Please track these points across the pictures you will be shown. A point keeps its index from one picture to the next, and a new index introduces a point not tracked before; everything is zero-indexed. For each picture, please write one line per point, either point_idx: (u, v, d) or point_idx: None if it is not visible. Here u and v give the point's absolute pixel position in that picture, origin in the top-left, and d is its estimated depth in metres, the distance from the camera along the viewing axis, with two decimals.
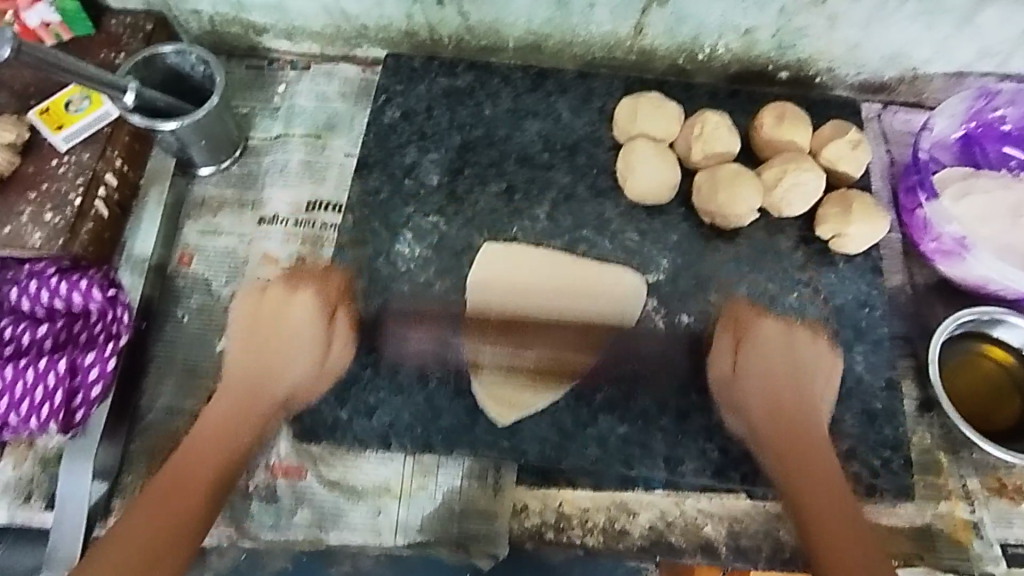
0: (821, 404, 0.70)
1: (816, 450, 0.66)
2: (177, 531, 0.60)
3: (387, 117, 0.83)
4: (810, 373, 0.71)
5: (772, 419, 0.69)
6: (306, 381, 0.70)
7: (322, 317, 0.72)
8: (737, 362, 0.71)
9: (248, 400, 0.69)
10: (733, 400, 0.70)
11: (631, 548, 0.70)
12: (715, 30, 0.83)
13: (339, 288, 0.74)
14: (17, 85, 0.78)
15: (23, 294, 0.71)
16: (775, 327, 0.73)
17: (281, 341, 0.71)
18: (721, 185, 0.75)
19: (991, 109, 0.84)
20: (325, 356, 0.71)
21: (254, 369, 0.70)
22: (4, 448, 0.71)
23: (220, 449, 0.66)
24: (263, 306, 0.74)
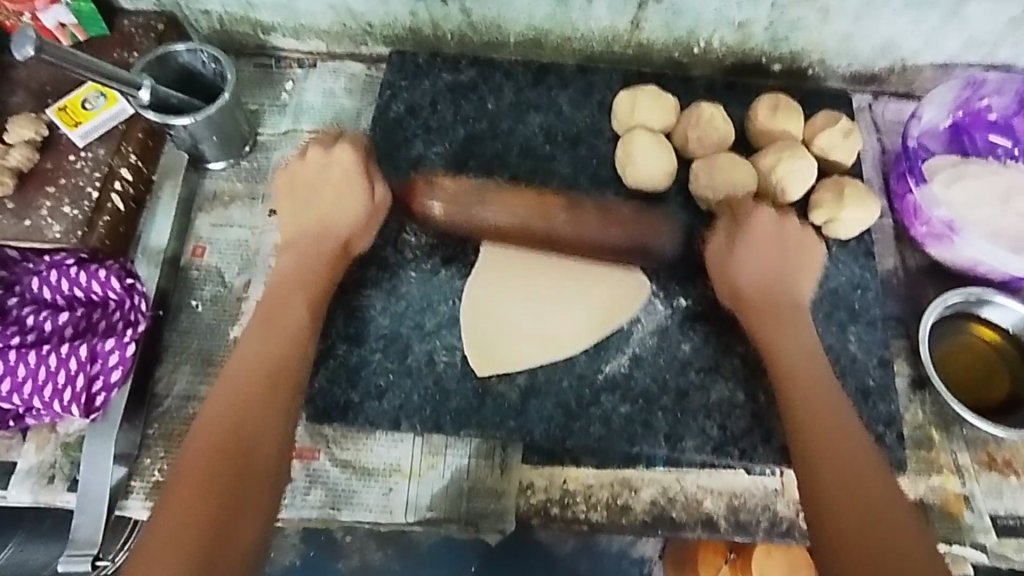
0: (802, 282, 0.74)
1: (807, 361, 0.69)
2: (251, 431, 0.64)
3: (393, 112, 0.86)
4: (794, 253, 0.74)
5: (756, 313, 0.72)
6: (356, 231, 0.74)
7: (362, 173, 0.75)
8: (726, 261, 0.73)
9: (305, 264, 0.73)
10: (724, 275, 0.73)
11: (635, 523, 0.73)
12: (711, 23, 0.86)
13: (370, 149, 0.77)
14: (34, 84, 0.81)
15: (43, 283, 0.73)
16: (769, 217, 0.74)
17: (324, 201, 0.74)
18: (718, 173, 0.78)
19: (978, 98, 0.87)
20: (371, 203, 0.75)
21: (319, 229, 0.74)
22: (27, 434, 0.73)
23: (274, 355, 0.68)
24: (302, 169, 0.75)
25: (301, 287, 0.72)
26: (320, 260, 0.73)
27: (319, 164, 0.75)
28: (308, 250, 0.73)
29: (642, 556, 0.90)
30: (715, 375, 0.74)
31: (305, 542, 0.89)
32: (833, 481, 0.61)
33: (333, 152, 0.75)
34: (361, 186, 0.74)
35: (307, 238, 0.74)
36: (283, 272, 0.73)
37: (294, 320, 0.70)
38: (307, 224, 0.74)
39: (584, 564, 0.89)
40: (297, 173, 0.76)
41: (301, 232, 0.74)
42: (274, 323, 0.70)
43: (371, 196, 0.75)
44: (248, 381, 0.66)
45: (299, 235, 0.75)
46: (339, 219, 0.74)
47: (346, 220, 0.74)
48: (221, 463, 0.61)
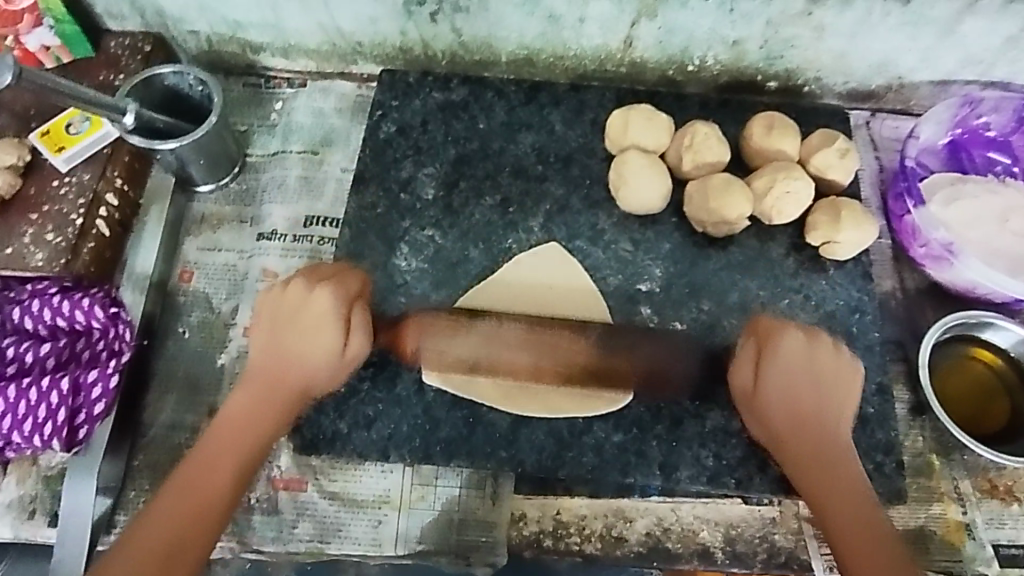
0: (838, 408, 0.64)
1: (826, 433, 0.63)
2: (218, 487, 0.60)
3: (383, 132, 0.85)
4: (828, 382, 0.65)
5: (791, 461, 0.63)
6: (319, 377, 0.65)
7: (341, 320, 0.65)
8: (756, 388, 0.65)
9: (257, 402, 0.64)
10: (749, 403, 0.65)
11: (628, 555, 0.71)
12: (705, 41, 0.84)
13: (359, 292, 0.68)
14: (17, 107, 0.80)
15: (25, 314, 0.71)
16: (797, 326, 0.69)
17: (297, 333, 0.64)
18: (711, 195, 0.77)
19: (975, 116, 0.85)
20: (347, 315, 0.66)
21: (269, 370, 0.65)
22: (7, 466, 0.71)
23: (262, 419, 0.63)
24: (278, 300, 0.66)
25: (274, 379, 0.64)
26: (273, 412, 0.64)
27: (301, 297, 0.65)
28: (279, 327, 0.65)
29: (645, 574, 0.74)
30: (710, 403, 0.73)
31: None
32: (840, 516, 0.60)
33: (312, 293, 0.65)
34: (336, 330, 0.65)
35: (267, 377, 0.64)
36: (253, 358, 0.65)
37: (278, 398, 0.64)
38: (273, 353, 0.65)
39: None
40: (277, 305, 0.66)
41: (260, 369, 0.64)
42: (239, 422, 0.63)
43: (342, 339, 0.65)
44: (240, 446, 0.62)
45: (261, 362, 0.65)
46: (309, 369, 0.64)
47: (317, 374, 0.65)
48: (185, 530, 0.57)
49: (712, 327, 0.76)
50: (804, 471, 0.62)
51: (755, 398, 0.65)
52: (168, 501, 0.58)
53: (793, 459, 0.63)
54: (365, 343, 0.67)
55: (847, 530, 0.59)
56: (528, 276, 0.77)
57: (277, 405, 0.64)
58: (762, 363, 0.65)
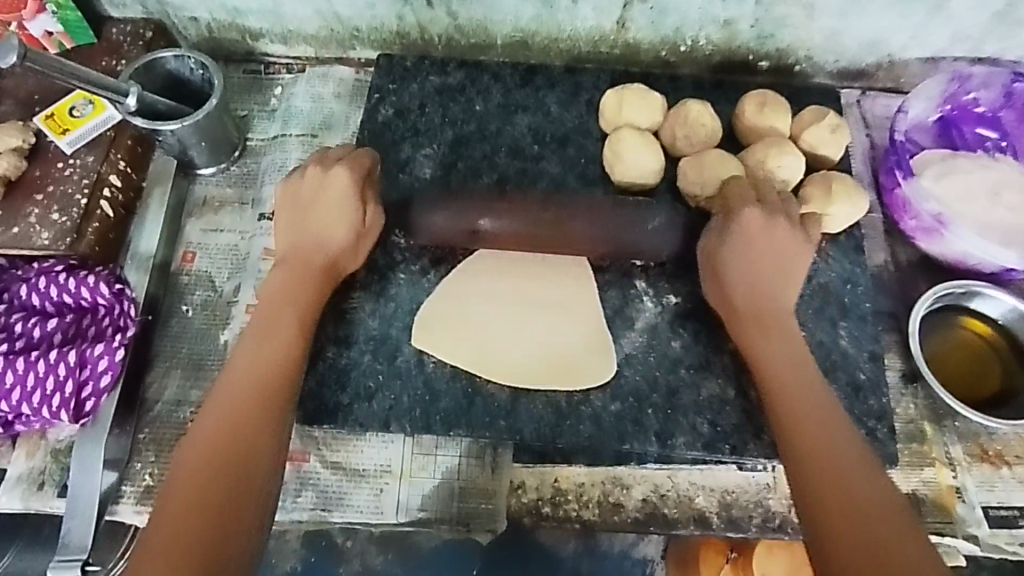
0: (790, 286, 0.72)
1: (775, 315, 0.70)
2: (251, 426, 0.62)
3: (381, 115, 0.86)
4: (788, 260, 0.72)
5: (741, 324, 0.71)
6: (345, 254, 0.72)
7: (357, 195, 0.72)
8: (718, 252, 0.72)
9: (297, 286, 0.70)
10: (714, 277, 0.73)
11: (626, 521, 0.73)
12: (696, 21, 0.86)
13: (370, 170, 0.74)
14: (22, 93, 0.81)
15: (32, 291, 0.73)
16: (758, 214, 0.72)
17: (320, 218, 0.72)
18: (706, 170, 0.78)
19: (965, 91, 0.87)
20: (361, 222, 0.73)
21: (297, 254, 0.72)
22: (17, 441, 0.73)
23: (303, 290, 0.70)
24: (296, 188, 0.73)
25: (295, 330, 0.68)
26: (299, 305, 0.69)
27: (318, 181, 0.72)
28: (301, 268, 0.71)
29: (644, 557, 0.87)
30: (705, 372, 0.74)
31: (308, 548, 0.86)
32: (831, 499, 0.58)
33: (330, 171, 0.72)
34: (355, 210, 0.72)
35: (295, 274, 0.71)
36: (273, 289, 0.71)
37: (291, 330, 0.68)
38: (301, 241, 0.72)
39: (586, 567, 0.86)
40: (298, 193, 0.73)
41: (293, 250, 0.72)
42: (261, 365, 0.66)
43: (360, 218, 0.72)
44: (267, 381, 0.65)
45: (290, 251, 0.72)
46: (334, 246, 0.72)
47: (344, 249, 0.72)
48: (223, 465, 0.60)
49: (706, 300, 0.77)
50: (802, 465, 0.61)
51: (719, 273, 0.72)
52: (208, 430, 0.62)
53: (789, 440, 0.63)
54: (377, 220, 0.74)
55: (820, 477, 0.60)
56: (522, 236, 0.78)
57: (292, 352, 0.67)
58: (715, 264, 0.72)
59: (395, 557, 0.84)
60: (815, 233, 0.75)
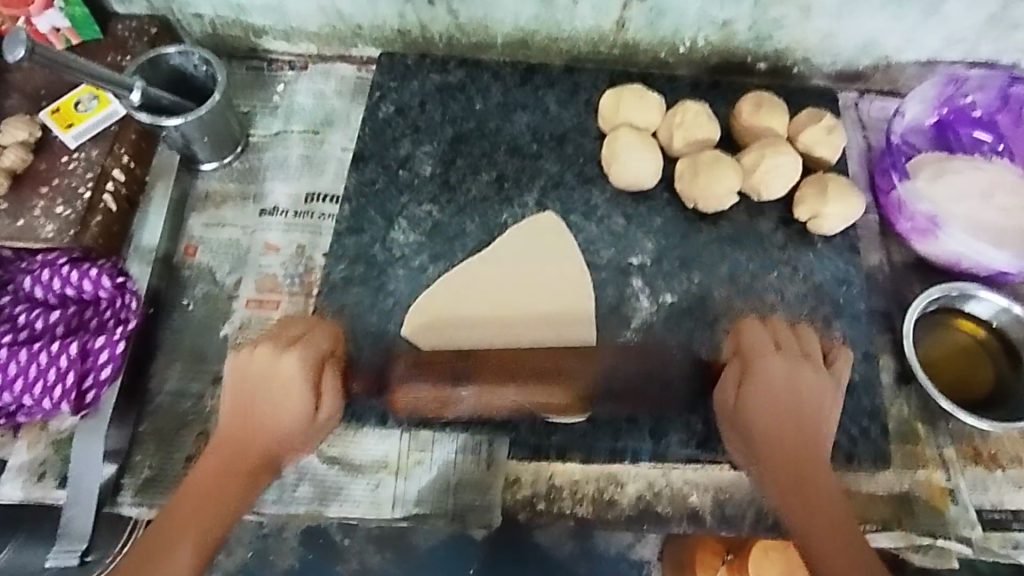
0: (823, 427, 0.68)
1: (814, 468, 0.65)
2: (218, 510, 0.63)
3: (382, 113, 0.87)
4: (811, 418, 0.68)
5: (773, 467, 0.66)
6: (291, 443, 0.66)
7: (313, 370, 0.67)
8: (742, 413, 0.67)
9: (223, 477, 0.64)
10: (738, 434, 0.68)
11: (620, 518, 0.74)
12: (695, 22, 0.86)
13: (331, 351, 0.70)
14: (29, 87, 0.82)
15: (36, 283, 0.74)
16: (781, 364, 0.68)
17: (269, 405, 0.66)
18: (702, 171, 0.79)
19: (961, 95, 0.88)
20: (313, 416, 0.67)
21: (230, 445, 0.66)
22: (19, 431, 0.74)
23: (236, 488, 0.64)
24: (245, 371, 0.67)
25: (259, 448, 0.66)
26: (269, 431, 0.66)
27: (268, 361, 0.67)
28: (233, 469, 0.65)
29: (640, 559, 0.96)
30: (700, 370, 0.75)
31: (305, 545, 0.96)
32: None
33: (280, 358, 0.67)
34: (307, 402, 0.66)
35: (232, 447, 0.65)
36: (239, 407, 0.67)
37: (261, 449, 0.66)
38: (237, 439, 0.66)
39: (581, 568, 0.95)
40: (246, 375, 0.67)
41: (229, 437, 0.66)
42: (230, 458, 0.65)
43: (311, 410, 0.67)
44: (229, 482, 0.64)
45: (225, 442, 0.66)
46: (280, 433, 0.66)
47: (292, 435, 0.66)
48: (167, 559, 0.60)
49: (701, 300, 0.78)
50: (793, 499, 0.64)
51: (744, 428, 0.67)
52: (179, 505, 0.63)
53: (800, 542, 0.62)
54: (336, 409, 0.68)
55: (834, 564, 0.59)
56: (519, 247, 0.79)
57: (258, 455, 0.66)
58: (734, 421, 0.68)
59: (393, 555, 0.94)
60: (840, 369, 0.72)
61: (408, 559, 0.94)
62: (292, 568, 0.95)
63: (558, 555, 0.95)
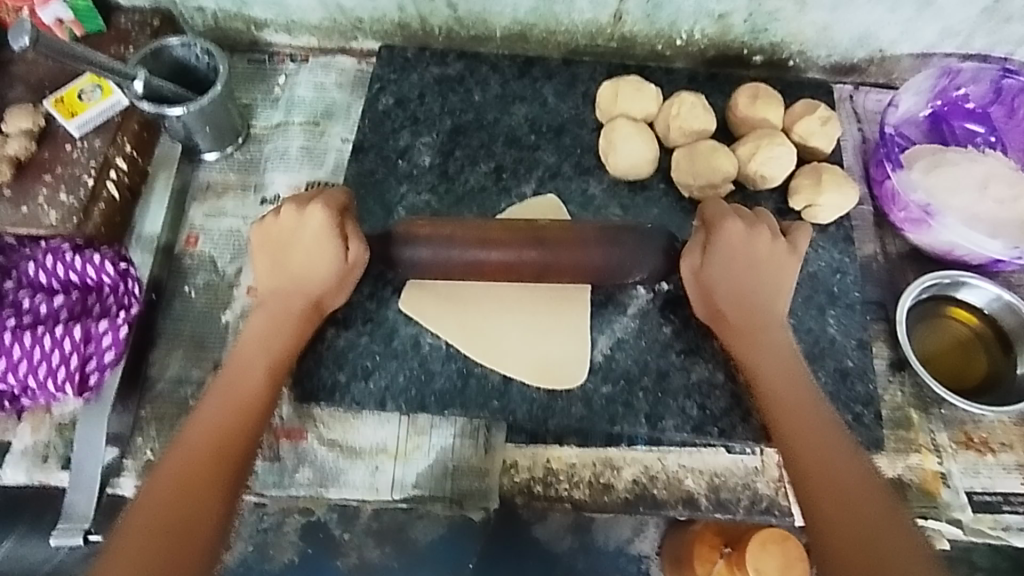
0: (778, 292, 0.72)
1: (768, 332, 0.71)
2: (240, 427, 0.66)
3: (381, 104, 0.88)
4: (767, 271, 0.71)
5: (734, 332, 0.71)
6: (329, 291, 0.71)
7: (336, 233, 0.69)
8: (701, 272, 0.70)
9: (279, 323, 0.71)
10: (702, 290, 0.71)
11: (616, 502, 0.75)
12: (691, 15, 0.87)
13: (346, 206, 0.72)
14: (33, 78, 0.83)
15: (40, 269, 0.76)
16: (738, 225, 0.71)
17: (300, 263, 0.70)
18: (699, 160, 0.80)
19: (954, 87, 0.88)
20: (344, 264, 0.70)
21: (280, 292, 0.71)
22: (22, 415, 0.75)
23: (269, 369, 0.69)
24: (275, 226, 0.71)
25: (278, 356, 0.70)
26: (289, 333, 0.70)
27: (295, 221, 0.70)
28: (279, 320, 0.70)
29: (639, 554, 0.88)
30: (695, 356, 0.76)
31: (304, 539, 0.88)
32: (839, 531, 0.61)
33: (303, 214, 0.70)
34: (333, 242, 0.69)
35: (276, 309, 0.71)
36: (256, 329, 0.71)
37: (280, 357, 0.70)
38: (283, 291, 0.71)
39: (580, 564, 0.88)
40: (275, 231, 0.71)
41: (273, 297, 0.71)
42: (248, 370, 0.69)
43: (343, 255, 0.70)
44: (252, 393, 0.68)
45: (272, 294, 0.71)
46: (311, 289, 0.71)
47: (325, 292, 0.71)
48: (202, 473, 0.63)
49: None
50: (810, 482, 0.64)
51: (709, 290, 0.71)
52: (204, 423, 0.66)
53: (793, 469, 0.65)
54: (363, 253, 0.70)
55: (828, 499, 0.63)
56: (517, 228, 0.81)
57: (277, 363, 0.69)
58: (703, 285, 0.71)
59: (393, 550, 0.87)
60: (799, 241, 0.73)
61: (406, 552, 0.87)
62: (291, 564, 0.87)
63: (557, 550, 0.87)
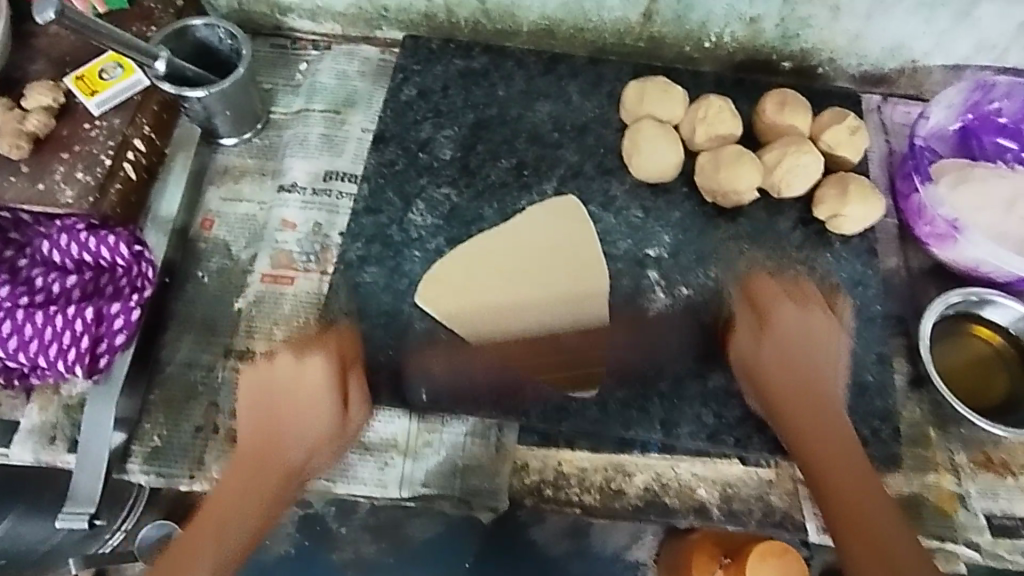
0: (830, 370, 0.73)
1: (824, 408, 0.70)
2: None
3: (404, 95, 0.87)
4: (819, 354, 0.73)
5: (790, 412, 0.70)
6: (316, 450, 0.70)
7: (336, 388, 0.70)
8: (756, 355, 0.73)
9: (252, 484, 0.67)
10: (752, 370, 0.72)
11: (627, 508, 0.74)
12: (722, 17, 0.86)
13: (351, 359, 0.72)
14: (55, 53, 0.82)
15: (54, 247, 0.74)
16: (791, 309, 0.74)
17: (297, 414, 0.69)
18: (723, 165, 0.78)
19: (988, 101, 0.87)
20: (338, 429, 0.70)
21: (261, 449, 0.69)
22: (31, 394, 0.74)
23: (240, 519, 0.66)
24: (269, 371, 0.71)
25: (244, 516, 0.66)
26: (262, 490, 0.67)
27: (293, 364, 0.70)
28: (254, 479, 0.68)
29: (635, 561, 0.87)
30: (712, 364, 0.75)
31: (302, 531, 0.87)
32: None
33: (307, 360, 0.70)
34: (332, 406, 0.69)
35: (257, 458, 0.68)
36: (227, 485, 0.68)
37: (246, 522, 0.66)
38: (269, 438, 0.69)
39: (575, 567, 0.87)
40: (268, 382, 0.70)
41: (253, 448, 0.69)
42: (206, 531, 0.65)
43: (338, 421, 0.70)
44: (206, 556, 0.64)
45: (253, 446, 0.69)
46: (306, 440, 0.69)
47: (315, 446, 0.69)
48: None
49: (718, 294, 0.77)
50: (845, 533, 0.64)
51: (762, 374, 0.72)
52: None
53: (842, 532, 0.64)
54: (361, 416, 0.71)
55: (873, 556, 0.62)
56: (538, 227, 0.79)
57: (241, 528, 0.66)
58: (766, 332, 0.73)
59: (389, 546, 0.87)
60: (845, 318, 0.76)
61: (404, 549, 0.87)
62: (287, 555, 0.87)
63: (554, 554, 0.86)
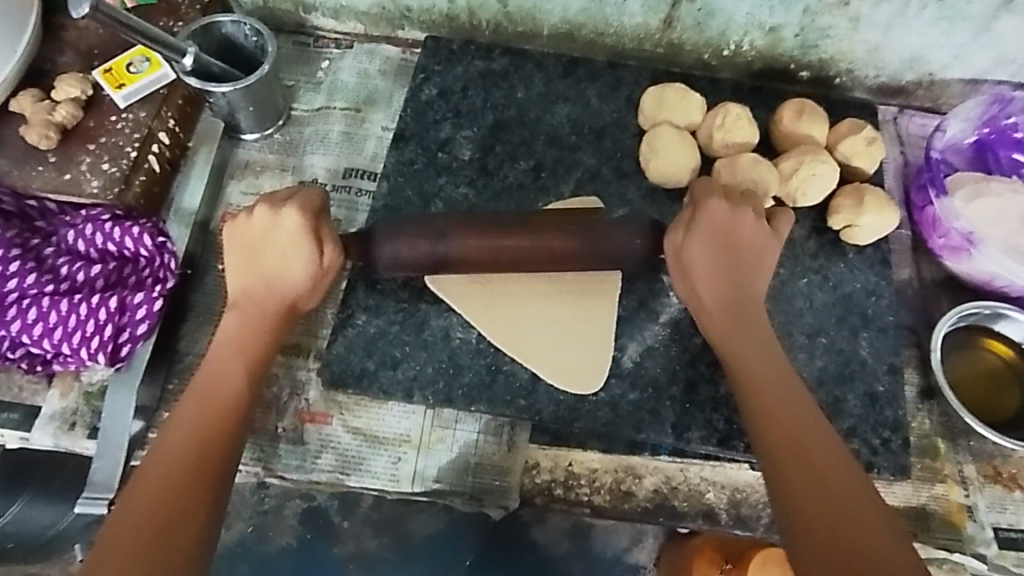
0: (760, 279, 0.70)
1: (762, 347, 0.67)
2: (195, 457, 0.60)
3: (425, 94, 0.88)
4: (756, 249, 0.70)
5: (715, 323, 0.69)
6: (302, 293, 0.69)
7: (311, 237, 0.68)
8: (686, 255, 0.69)
9: (253, 326, 0.68)
10: (681, 269, 0.70)
11: (636, 510, 0.75)
12: (742, 25, 0.87)
13: (320, 205, 0.69)
14: (83, 45, 0.84)
15: (79, 236, 0.76)
16: (723, 205, 0.70)
17: (276, 262, 0.68)
18: (738, 173, 0.79)
19: (1005, 115, 0.87)
20: (318, 267, 0.68)
21: (251, 293, 0.69)
22: (52, 379, 0.76)
23: (232, 376, 0.66)
24: (243, 227, 0.69)
25: (241, 368, 0.66)
26: (263, 331, 0.68)
27: (264, 221, 0.68)
28: (252, 316, 0.68)
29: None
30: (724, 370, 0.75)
31: (304, 523, 0.77)
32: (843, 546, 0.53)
33: (279, 215, 0.67)
34: (308, 249, 0.68)
35: (252, 304, 0.69)
36: (227, 335, 0.68)
37: (241, 373, 0.66)
38: (257, 287, 0.69)
39: None
40: (245, 237, 0.69)
41: (244, 296, 0.69)
42: (213, 388, 0.65)
43: (317, 260, 0.68)
44: (216, 393, 0.64)
45: (243, 296, 0.69)
46: (288, 286, 0.69)
47: (299, 288, 0.69)
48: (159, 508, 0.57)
49: None
50: (783, 454, 0.59)
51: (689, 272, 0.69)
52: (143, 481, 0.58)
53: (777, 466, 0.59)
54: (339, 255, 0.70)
55: (813, 504, 0.56)
56: None
57: (241, 376, 0.66)
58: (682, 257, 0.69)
59: None
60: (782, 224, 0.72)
61: None
62: None
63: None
